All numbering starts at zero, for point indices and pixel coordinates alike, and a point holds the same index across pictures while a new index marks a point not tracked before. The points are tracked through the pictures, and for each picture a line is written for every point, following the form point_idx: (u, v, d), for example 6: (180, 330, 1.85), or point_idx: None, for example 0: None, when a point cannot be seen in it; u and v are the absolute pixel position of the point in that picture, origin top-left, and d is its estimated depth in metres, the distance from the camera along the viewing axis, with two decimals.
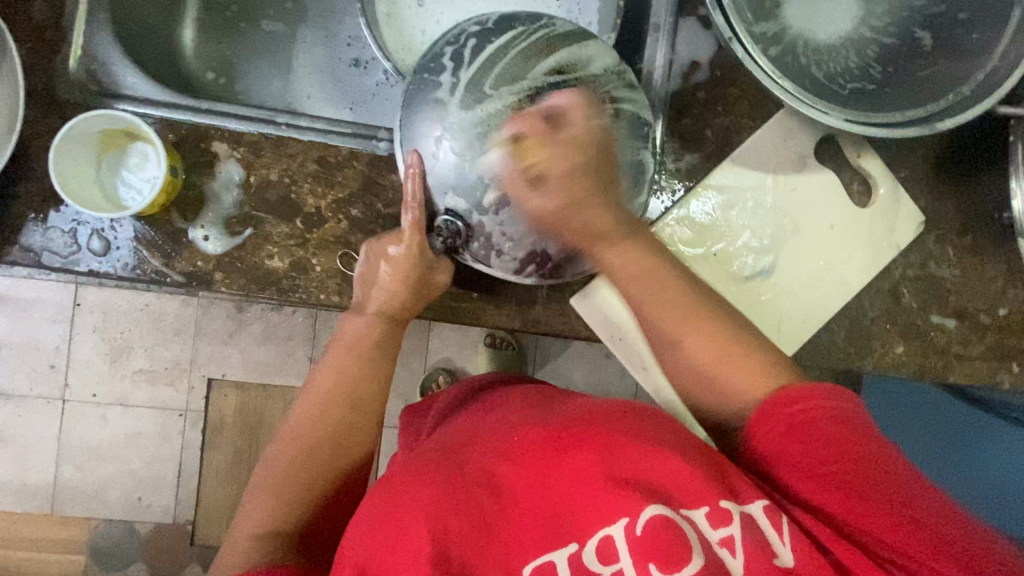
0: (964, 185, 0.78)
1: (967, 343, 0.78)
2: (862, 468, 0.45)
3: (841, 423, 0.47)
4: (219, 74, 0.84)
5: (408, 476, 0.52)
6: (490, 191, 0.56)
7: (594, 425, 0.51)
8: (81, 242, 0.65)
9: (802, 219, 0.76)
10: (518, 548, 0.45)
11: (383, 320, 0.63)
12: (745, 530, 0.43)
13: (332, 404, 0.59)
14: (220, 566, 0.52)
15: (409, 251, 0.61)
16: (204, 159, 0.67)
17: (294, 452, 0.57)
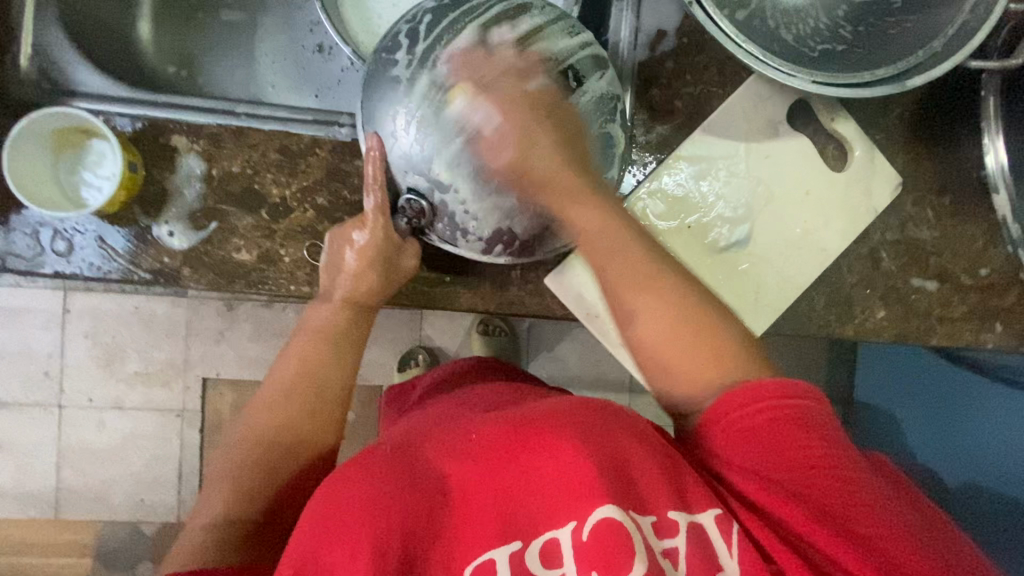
0: (942, 143, 0.77)
1: (949, 305, 0.78)
2: (818, 476, 0.46)
3: (803, 427, 0.48)
4: (181, 67, 0.82)
5: (359, 466, 0.49)
6: (449, 170, 0.55)
7: (552, 427, 0.49)
8: (45, 244, 0.64)
9: (777, 187, 0.75)
10: (460, 546, 0.44)
11: (350, 306, 0.62)
12: (691, 540, 0.44)
13: (295, 393, 0.58)
14: (174, 553, 0.52)
15: (373, 234, 0.61)
16: (164, 153, 0.66)
17: (255, 439, 0.56)
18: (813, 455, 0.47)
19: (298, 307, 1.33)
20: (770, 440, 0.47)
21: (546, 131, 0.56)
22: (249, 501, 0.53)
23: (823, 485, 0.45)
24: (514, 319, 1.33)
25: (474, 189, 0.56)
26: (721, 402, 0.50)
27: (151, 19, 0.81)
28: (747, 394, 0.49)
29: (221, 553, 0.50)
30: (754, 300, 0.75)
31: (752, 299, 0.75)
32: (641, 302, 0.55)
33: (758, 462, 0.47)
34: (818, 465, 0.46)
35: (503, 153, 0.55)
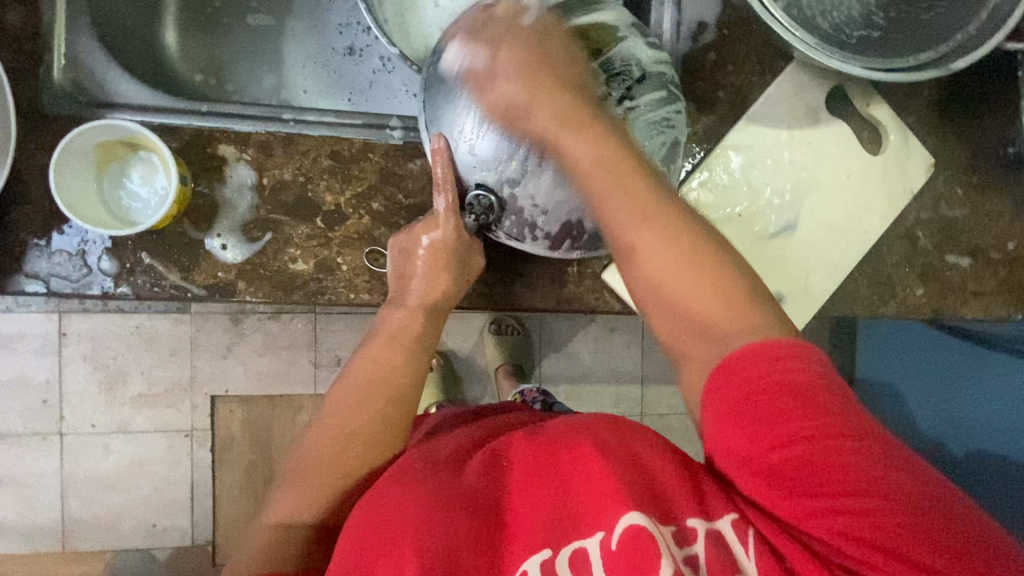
0: (970, 124, 0.80)
1: (981, 279, 0.80)
2: (820, 454, 0.41)
3: (798, 395, 0.42)
4: (208, 75, 0.80)
5: (397, 484, 0.51)
6: (521, 163, 0.55)
7: (581, 435, 0.51)
8: (92, 264, 0.62)
9: (819, 172, 0.77)
10: (507, 556, 0.46)
11: (424, 310, 0.62)
12: (709, 546, 0.43)
13: (364, 399, 0.57)
14: (245, 546, 0.53)
15: (444, 235, 0.62)
16: (213, 164, 0.64)
17: (325, 443, 0.56)
18: (815, 424, 0.41)
19: (310, 318, 1.30)
20: (759, 419, 0.43)
21: (613, 115, 0.56)
22: (317, 505, 0.54)
23: (830, 471, 0.40)
24: (529, 318, 1.32)
25: (543, 180, 0.56)
26: (736, 358, 0.45)
27: (174, 26, 0.79)
28: (756, 350, 0.44)
29: (291, 557, 0.51)
30: (802, 284, 0.77)
31: (800, 283, 0.77)
32: (647, 239, 0.51)
33: (750, 446, 0.43)
34: (816, 441, 0.41)
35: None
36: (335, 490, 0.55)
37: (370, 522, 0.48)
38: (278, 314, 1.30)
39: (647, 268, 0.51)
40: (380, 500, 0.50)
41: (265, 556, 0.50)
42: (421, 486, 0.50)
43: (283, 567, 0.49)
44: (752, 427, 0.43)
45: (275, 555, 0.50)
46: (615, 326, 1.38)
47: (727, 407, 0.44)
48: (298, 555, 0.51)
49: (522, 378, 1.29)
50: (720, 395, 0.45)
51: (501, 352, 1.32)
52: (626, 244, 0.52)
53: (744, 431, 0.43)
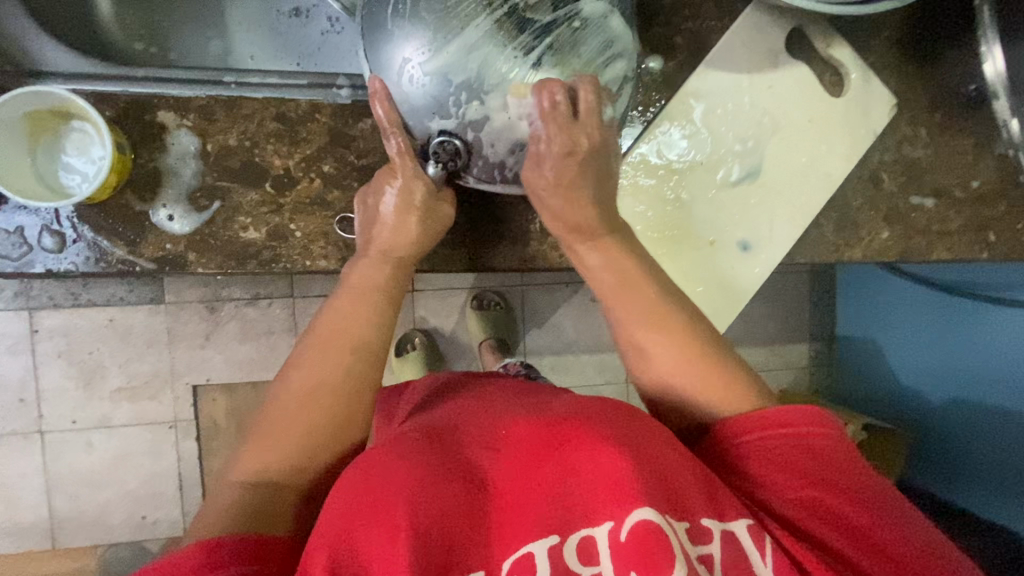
0: (929, 63, 0.79)
1: (946, 219, 0.80)
2: (832, 498, 0.43)
3: (813, 448, 0.46)
4: (148, 43, 0.77)
5: (389, 452, 0.46)
6: (479, 104, 0.57)
7: (589, 420, 0.46)
8: (31, 240, 0.59)
9: (781, 116, 0.76)
10: (504, 538, 0.41)
11: (388, 260, 0.59)
12: (726, 549, 0.40)
13: (327, 351, 0.53)
14: (198, 517, 0.45)
15: (408, 183, 0.61)
16: (152, 132, 0.61)
17: (293, 395, 0.51)
18: (834, 475, 0.44)
19: (287, 302, 1.27)
20: (775, 467, 0.46)
21: (565, 42, 0.56)
22: (291, 464, 0.47)
23: (846, 508, 0.43)
24: (509, 291, 1.31)
25: (504, 119, 0.58)
26: (773, 413, 0.49)
27: None
28: (769, 416, 0.49)
29: (271, 519, 0.43)
30: (769, 231, 0.76)
31: (765, 232, 0.76)
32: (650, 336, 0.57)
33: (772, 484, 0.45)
34: (832, 487, 0.44)
35: (528, 74, 0.56)
36: (309, 442, 0.49)
37: (355, 487, 0.43)
38: (254, 300, 1.26)
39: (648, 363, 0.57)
40: (371, 470, 0.44)
41: (229, 514, 0.43)
42: (415, 458, 0.45)
43: (263, 528, 0.42)
44: (769, 464, 0.46)
45: (250, 515, 0.43)
46: (596, 297, 1.37)
47: (753, 439, 0.48)
48: (279, 518, 0.44)
49: (506, 353, 1.28)
50: (746, 433, 0.49)
51: (484, 327, 1.30)
52: (637, 347, 0.57)
53: (767, 465, 0.46)
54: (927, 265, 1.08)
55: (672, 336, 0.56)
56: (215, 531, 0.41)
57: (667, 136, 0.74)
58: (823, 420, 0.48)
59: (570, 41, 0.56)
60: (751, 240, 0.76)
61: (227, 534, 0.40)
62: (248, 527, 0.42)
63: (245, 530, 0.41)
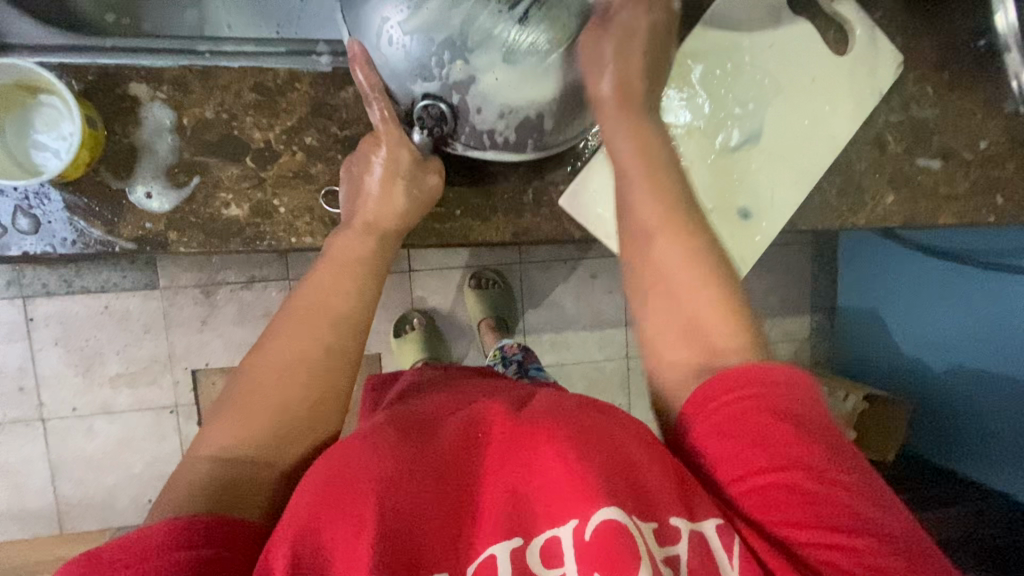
0: (938, 17, 0.75)
1: (953, 182, 0.77)
2: (800, 483, 0.39)
3: (784, 421, 0.41)
4: (121, 14, 0.73)
5: (364, 442, 0.44)
6: (463, 63, 0.54)
7: (572, 421, 0.44)
8: (6, 223, 0.57)
9: (783, 76, 0.72)
10: (471, 535, 0.40)
11: (371, 233, 0.57)
12: (693, 550, 0.39)
13: (306, 324, 0.50)
14: (163, 493, 0.43)
15: (392, 151, 0.58)
16: (124, 106, 0.59)
17: (268, 369, 0.48)
18: (802, 453, 0.40)
19: (282, 283, 1.25)
20: (739, 442, 0.41)
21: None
22: (269, 443, 0.45)
23: (810, 491, 0.39)
24: (506, 268, 1.29)
25: (491, 79, 0.55)
26: (732, 377, 0.43)
27: None
28: (736, 376, 0.43)
29: (245, 502, 0.42)
30: (770, 198, 0.74)
31: (767, 199, 0.74)
32: (660, 247, 0.51)
33: (737, 465, 0.41)
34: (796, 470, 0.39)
35: (513, 27, 0.53)
36: (282, 421, 0.46)
37: (329, 473, 0.42)
38: (249, 282, 1.24)
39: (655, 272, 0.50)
40: (345, 457, 0.43)
41: (192, 494, 0.41)
42: (387, 451, 0.43)
43: (235, 510, 0.41)
44: (734, 442, 0.42)
45: (222, 496, 0.42)
46: (595, 272, 1.35)
47: (718, 415, 0.43)
48: (253, 501, 0.43)
49: (505, 330, 1.26)
50: (711, 405, 0.43)
51: (482, 305, 1.28)
52: (646, 256, 0.51)
53: (731, 442, 0.42)
54: (926, 232, 1.07)
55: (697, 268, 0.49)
56: (180, 510, 0.40)
57: (664, 101, 0.71)
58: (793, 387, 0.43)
59: None
60: (751, 207, 0.74)
61: (189, 517, 0.39)
62: (208, 510, 0.40)
63: (211, 513, 0.40)
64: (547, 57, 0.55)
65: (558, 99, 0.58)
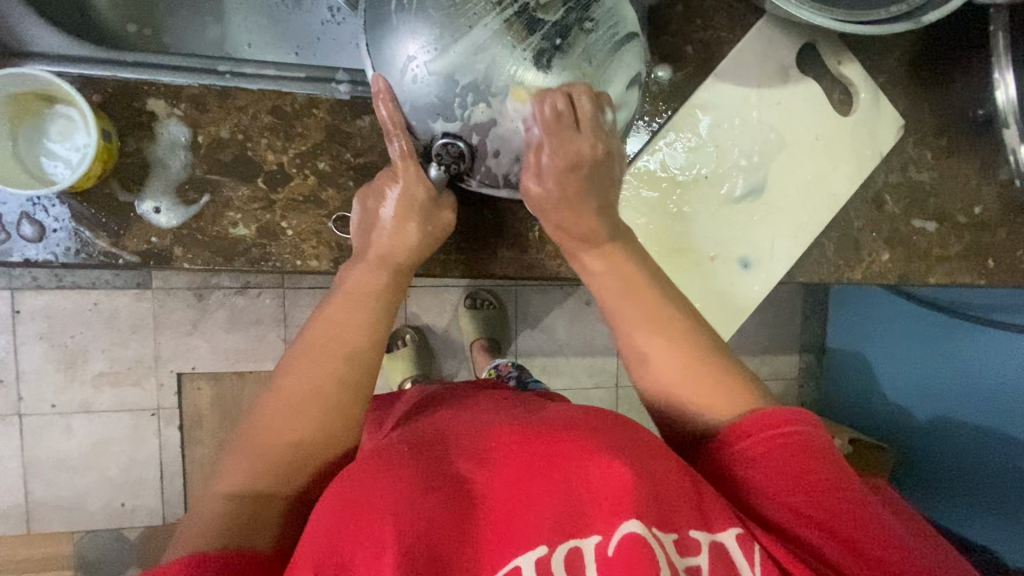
0: (940, 85, 0.78)
1: (947, 244, 0.79)
2: (836, 506, 0.43)
3: (812, 451, 0.46)
4: (142, 25, 0.74)
5: (372, 466, 0.45)
6: (485, 107, 0.56)
7: (582, 428, 0.46)
8: (10, 228, 0.57)
9: (789, 132, 0.74)
10: (495, 551, 0.41)
11: (386, 266, 0.57)
12: (714, 559, 0.41)
13: (322, 356, 0.52)
14: (185, 524, 0.45)
15: (409, 187, 0.59)
16: (141, 120, 0.59)
17: (285, 400, 0.50)
18: (834, 481, 0.45)
19: (277, 293, 1.24)
20: (777, 473, 0.45)
21: (576, 46, 0.55)
22: (283, 474, 0.47)
23: (843, 515, 0.43)
24: (502, 291, 1.29)
25: (511, 123, 0.56)
26: (756, 421, 0.48)
27: None
28: (771, 417, 0.48)
29: (257, 530, 0.44)
30: (770, 249, 0.75)
31: (766, 250, 0.75)
32: (647, 342, 0.55)
33: (775, 494, 0.45)
34: (830, 494, 0.44)
35: (536, 75, 0.55)
36: (297, 454, 0.48)
37: (342, 501, 0.43)
38: (243, 289, 1.23)
39: (648, 367, 0.55)
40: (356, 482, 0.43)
41: (213, 527, 0.43)
42: (402, 470, 0.44)
43: (248, 541, 0.43)
44: (769, 476, 0.46)
45: (238, 524, 0.43)
46: (591, 300, 1.36)
47: (757, 448, 0.47)
48: (265, 528, 0.45)
49: (497, 353, 1.26)
50: (751, 437, 0.48)
51: (477, 326, 1.29)
52: (634, 354, 0.56)
53: (766, 476, 0.46)
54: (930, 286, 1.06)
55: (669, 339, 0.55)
56: (202, 542, 0.42)
57: (671, 149, 0.72)
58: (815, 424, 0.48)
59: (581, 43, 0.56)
60: (752, 257, 0.75)
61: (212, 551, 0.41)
62: (227, 540, 0.42)
63: (229, 545, 0.41)
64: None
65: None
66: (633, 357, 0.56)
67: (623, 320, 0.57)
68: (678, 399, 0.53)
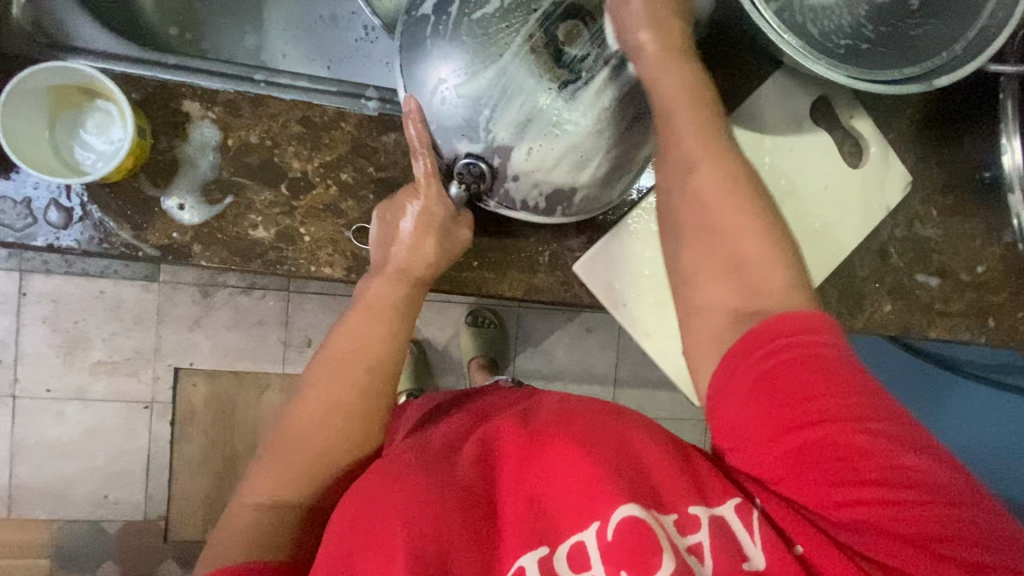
0: (948, 146, 0.80)
1: (949, 300, 0.80)
2: (837, 441, 0.42)
3: (812, 372, 0.44)
4: (183, 29, 0.77)
5: (383, 471, 0.49)
6: (508, 131, 0.57)
7: (582, 429, 0.51)
8: (37, 213, 0.59)
9: (798, 180, 0.76)
10: (501, 549, 0.45)
11: (403, 279, 0.59)
12: (712, 534, 0.45)
13: (346, 370, 0.56)
14: (223, 525, 0.52)
15: (428, 204, 0.60)
16: (175, 120, 0.61)
17: (310, 412, 0.54)
18: (834, 410, 0.42)
19: (283, 295, 1.25)
20: (771, 399, 0.44)
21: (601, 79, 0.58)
22: (304, 485, 0.53)
23: (838, 448, 0.42)
24: (505, 311, 1.30)
25: (534, 149, 0.58)
26: (749, 339, 0.47)
27: None
28: (777, 328, 0.46)
29: (277, 543, 0.50)
30: None
31: None
32: (708, 167, 0.54)
33: (764, 431, 0.45)
34: (827, 423, 0.42)
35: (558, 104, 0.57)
36: (320, 466, 0.53)
37: (354, 508, 0.46)
38: (250, 289, 1.24)
39: (693, 181, 0.54)
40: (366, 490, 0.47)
41: (246, 535, 0.50)
42: (411, 473, 0.48)
43: (271, 550, 0.49)
44: (761, 403, 0.45)
45: (264, 540, 0.49)
46: (592, 327, 1.36)
47: (749, 378, 0.46)
48: (286, 539, 0.50)
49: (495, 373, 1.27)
50: (748, 363, 0.46)
51: (475, 345, 1.30)
52: (686, 168, 0.55)
53: (758, 408, 0.45)
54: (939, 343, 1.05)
55: (745, 210, 0.53)
56: (235, 554, 0.48)
57: None
58: (822, 336, 0.45)
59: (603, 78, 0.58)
60: None
61: (240, 562, 0.47)
62: (255, 551, 0.48)
63: (258, 559, 0.48)
64: (590, 134, 0.58)
65: (593, 170, 0.60)
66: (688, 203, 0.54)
67: (686, 162, 0.55)
68: (726, 244, 0.52)
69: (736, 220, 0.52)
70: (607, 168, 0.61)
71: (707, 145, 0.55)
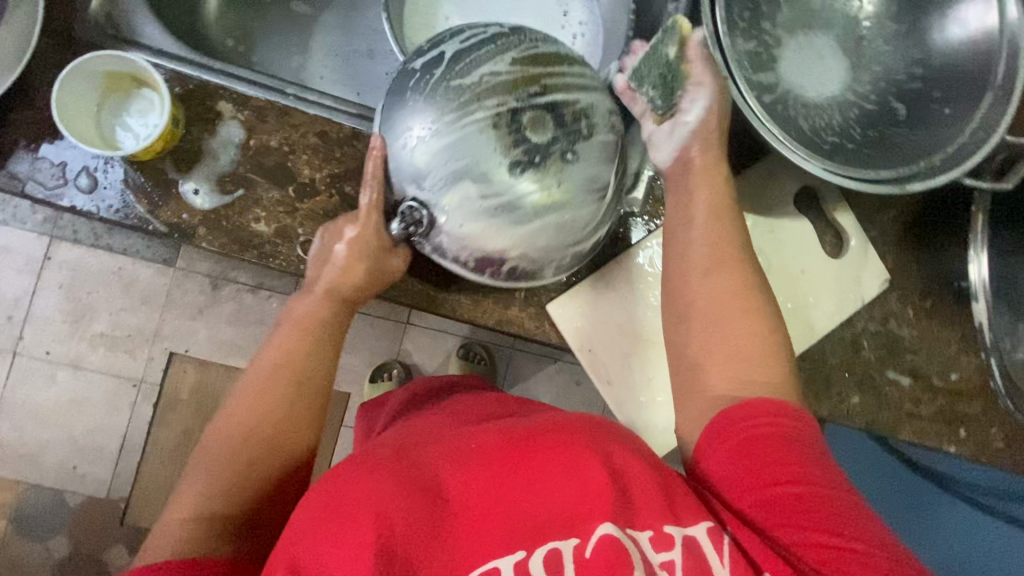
0: (927, 249, 0.83)
1: (919, 402, 0.81)
2: (804, 496, 0.49)
3: (795, 445, 0.52)
4: (238, 43, 0.86)
5: (356, 470, 0.49)
6: (448, 188, 0.58)
7: (562, 437, 0.50)
8: (69, 177, 0.65)
9: (775, 260, 0.80)
10: (465, 553, 0.44)
11: (332, 298, 0.64)
12: (686, 555, 0.44)
13: (274, 383, 0.59)
14: (148, 547, 0.51)
15: (363, 232, 0.63)
16: (208, 116, 0.68)
17: (234, 425, 0.57)
18: (798, 472, 0.50)
19: (286, 300, 1.30)
20: (754, 451, 0.52)
21: (550, 169, 0.58)
22: (231, 493, 0.54)
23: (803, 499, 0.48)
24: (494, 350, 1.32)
25: (468, 216, 0.58)
26: (738, 410, 0.55)
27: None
28: (759, 407, 0.55)
29: (208, 548, 0.50)
30: None
31: None
32: (715, 273, 0.62)
33: (750, 481, 0.51)
34: (796, 482, 0.49)
35: (506, 181, 0.57)
36: (247, 475, 0.55)
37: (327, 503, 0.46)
38: (257, 288, 1.30)
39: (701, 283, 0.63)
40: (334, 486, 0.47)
41: (176, 548, 0.50)
42: (381, 474, 0.47)
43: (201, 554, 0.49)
44: (745, 459, 0.52)
45: (192, 546, 0.50)
46: (581, 381, 1.37)
47: (728, 442, 0.54)
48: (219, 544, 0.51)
49: None
50: (728, 423, 0.55)
51: None
52: (703, 269, 0.63)
53: (742, 460, 0.52)
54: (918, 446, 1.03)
55: (733, 275, 0.62)
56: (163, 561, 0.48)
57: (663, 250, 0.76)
58: (799, 419, 0.55)
59: (557, 168, 0.59)
60: None
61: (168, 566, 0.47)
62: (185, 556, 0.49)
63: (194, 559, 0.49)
64: (529, 210, 0.58)
65: (524, 246, 0.60)
66: (700, 302, 0.62)
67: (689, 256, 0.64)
68: (716, 329, 0.60)
69: (741, 315, 0.60)
70: (554, 246, 0.61)
71: (726, 249, 0.63)
